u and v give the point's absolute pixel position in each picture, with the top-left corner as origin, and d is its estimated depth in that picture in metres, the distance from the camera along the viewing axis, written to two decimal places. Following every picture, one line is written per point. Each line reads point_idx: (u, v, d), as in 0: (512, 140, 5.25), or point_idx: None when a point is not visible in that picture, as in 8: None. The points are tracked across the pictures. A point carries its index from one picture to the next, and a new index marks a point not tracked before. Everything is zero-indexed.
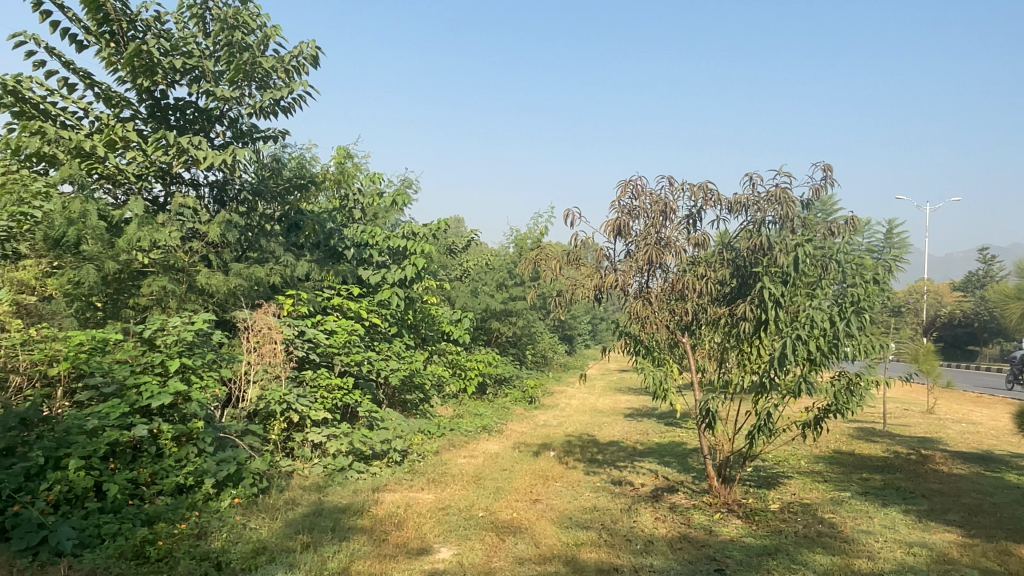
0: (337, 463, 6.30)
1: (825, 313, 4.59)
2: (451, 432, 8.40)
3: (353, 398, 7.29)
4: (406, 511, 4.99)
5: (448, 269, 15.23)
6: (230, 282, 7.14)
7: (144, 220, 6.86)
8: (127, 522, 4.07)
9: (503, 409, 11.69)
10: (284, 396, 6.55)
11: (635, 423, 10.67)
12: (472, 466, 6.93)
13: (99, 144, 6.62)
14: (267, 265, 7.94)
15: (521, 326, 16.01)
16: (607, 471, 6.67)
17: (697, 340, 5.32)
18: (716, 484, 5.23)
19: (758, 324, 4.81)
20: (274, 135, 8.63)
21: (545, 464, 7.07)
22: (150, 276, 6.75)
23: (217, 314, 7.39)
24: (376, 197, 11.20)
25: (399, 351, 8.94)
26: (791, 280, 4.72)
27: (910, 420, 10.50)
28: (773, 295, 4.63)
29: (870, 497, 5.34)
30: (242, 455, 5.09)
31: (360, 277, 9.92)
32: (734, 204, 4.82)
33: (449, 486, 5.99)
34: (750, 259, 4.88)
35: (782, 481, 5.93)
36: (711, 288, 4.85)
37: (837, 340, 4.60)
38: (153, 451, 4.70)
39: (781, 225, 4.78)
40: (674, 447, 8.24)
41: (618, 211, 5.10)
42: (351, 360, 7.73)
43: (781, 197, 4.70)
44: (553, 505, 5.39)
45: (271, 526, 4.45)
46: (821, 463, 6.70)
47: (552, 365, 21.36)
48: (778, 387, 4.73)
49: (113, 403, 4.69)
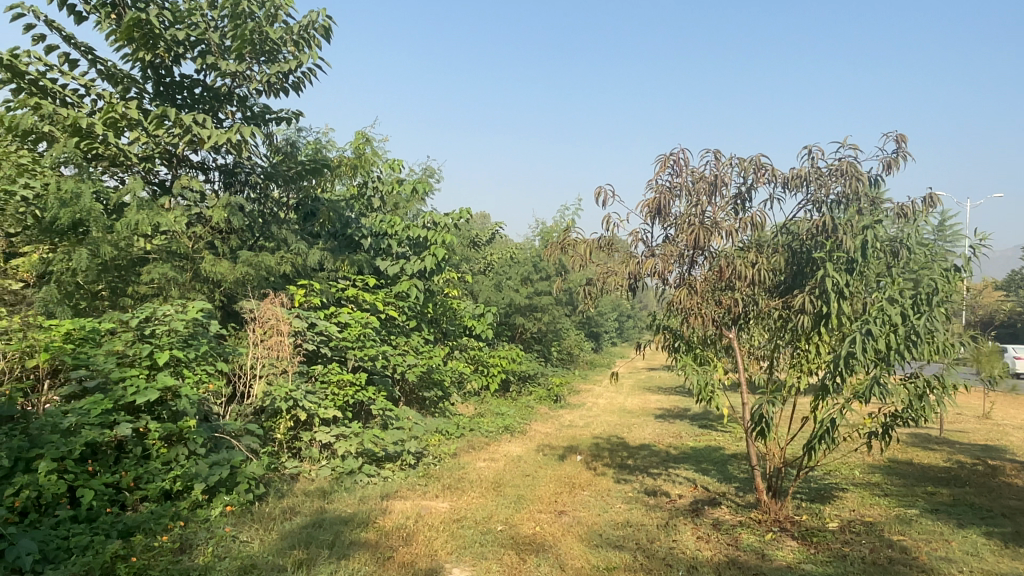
0: (347, 466, 5.82)
1: (899, 306, 3.96)
2: (472, 433, 7.88)
3: (366, 395, 6.81)
4: (416, 524, 4.47)
5: (472, 263, 14.76)
6: (236, 270, 6.76)
7: (144, 203, 6.44)
8: (101, 534, 3.62)
9: (527, 408, 11.16)
10: (291, 393, 6.06)
11: (666, 425, 10.06)
12: (493, 471, 6.40)
13: (97, 122, 6.21)
14: (278, 254, 7.51)
15: (546, 322, 15.47)
16: (640, 479, 6.10)
17: (745, 336, 4.73)
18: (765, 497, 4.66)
19: (818, 318, 4.20)
20: (288, 117, 8.14)
21: (571, 470, 6.51)
22: (151, 264, 6.36)
23: (224, 304, 7.04)
24: (397, 185, 10.75)
25: (418, 345, 8.45)
26: (858, 268, 4.10)
27: (967, 425, 9.73)
28: (837, 285, 4.02)
29: (942, 516, 4.70)
30: (237, 457, 4.63)
31: (378, 268, 9.46)
32: (792, 179, 4.22)
33: (466, 494, 5.46)
34: (809, 243, 4.27)
35: (837, 495, 5.30)
36: (765, 275, 4.23)
37: (913, 337, 3.97)
38: (138, 453, 4.25)
39: (846, 204, 4.17)
40: (711, 452, 7.63)
41: (657, 190, 4.50)
42: (365, 354, 7.26)
43: (848, 170, 4.08)
44: (581, 518, 4.85)
45: (264, 540, 3.97)
46: (877, 474, 6.05)
47: (577, 363, 20.79)
48: (842, 390, 4.12)
49: (94, 399, 4.24)
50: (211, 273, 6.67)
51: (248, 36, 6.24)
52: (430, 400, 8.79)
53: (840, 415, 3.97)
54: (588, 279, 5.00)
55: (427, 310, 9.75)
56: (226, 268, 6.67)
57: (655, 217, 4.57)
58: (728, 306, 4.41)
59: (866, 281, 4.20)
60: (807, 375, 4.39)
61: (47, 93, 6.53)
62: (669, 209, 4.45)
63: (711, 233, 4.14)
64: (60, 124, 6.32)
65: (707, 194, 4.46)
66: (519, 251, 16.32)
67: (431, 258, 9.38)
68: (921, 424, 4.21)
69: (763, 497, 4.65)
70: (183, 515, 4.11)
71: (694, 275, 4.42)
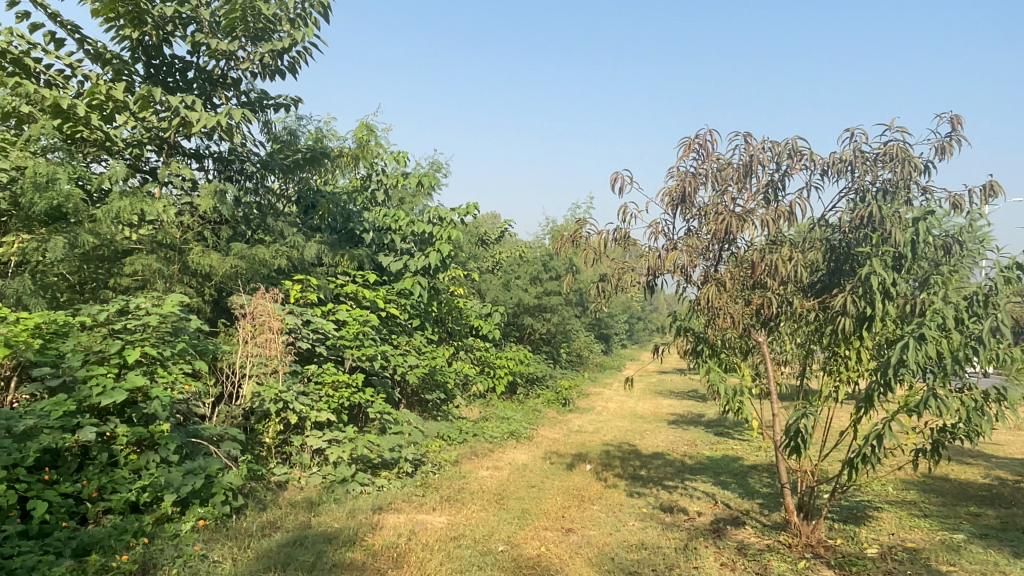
0: (338, 474, 5.41)
1: (953, 309, 3.51)
2: (476, 439, 7.46)
3: (362, 397, 6.41)
4: (408, 542, 4.05)
5: (479, 261, 14.35)
6: (226, 262, 6.38)
7: (128, 192, 6.16)
8: (50, 553, 3.22)
9: (534, 412, 10.74)
10: (280, 394, 5.67)
11: (680, 432, 9.60)
12: (496, 481, 5.98)
13: (79, 103, 5.85)
14: (273, 246, 7.13)
15: (555, 323, 15.05)
16: (654, 493, 5.66)
17: (774, 340, 4.28)
18: (795, 516, 4.22)
19: (861, 321, 3.75)
20: (288, 104, 7.79)
21: (580, 481, 6.08)
22: (135, 255, 5.99)
23: (215, 298, 6.65)
24: (402, 178, 10.36)
25: (420, 345, 8.04)
26: (906, 265, 3.65)
27: (1001, 437, 9.20)
28: (883, 285, 3.57)
29: (993, 543, 4.23)
30: (214, 466, 4.22)
31: (381, 263, 9.07)
32: (833, 165, 3.76)
33: (466, 507, 5.04)
34: (851, 237, 3.82)
35: (872, 515, 4.83)
36: (801, 273, 3.80)
37: (969, 344, 3.51)
38: (103, 460, 3.87)
39: (894, 192, 3.71)
40: (730, 463, 7.17)
41: (680, 179, 4.06)
42: (363, 354, 6.86)
43: (897, 154, 3.61)
44: (591, 537, 4.42)
45: (236, 560, 3.56)
46: (913, 491, 5.57)
47: (587, 365, 20.35)
48: (886, 403, 3.66)
49: (56, 399, 3.86)
50: (200, 266, 6.29)
51: (239, 12, 5.89)
52: (433, 403, 8.37)
53: (886, 431, 3.50)
54: (601, 276, 4.59)
55: (431, 308, 9.33)
56: (216, 261, 6.29)
57: (677, 206, 4.12)
58: (758, 306, 3.97)
59: (915, 281, 3.75)
60: (845, 385, 3.94)
61: (29, 74, 6.18)
62: (694, 197, 4.01)
63: (741, 225, 3.69)
64: (41, 105, 5.97)
65: (736, 181, 4.01)
66: (529, 250, 15.93)
67: (435, 254, 8.98)
68: (975, 442, 3.74)
69: (790, 512, 4.24)
70: (150, 530, 3.72)
71: (720, 271, 3.98)
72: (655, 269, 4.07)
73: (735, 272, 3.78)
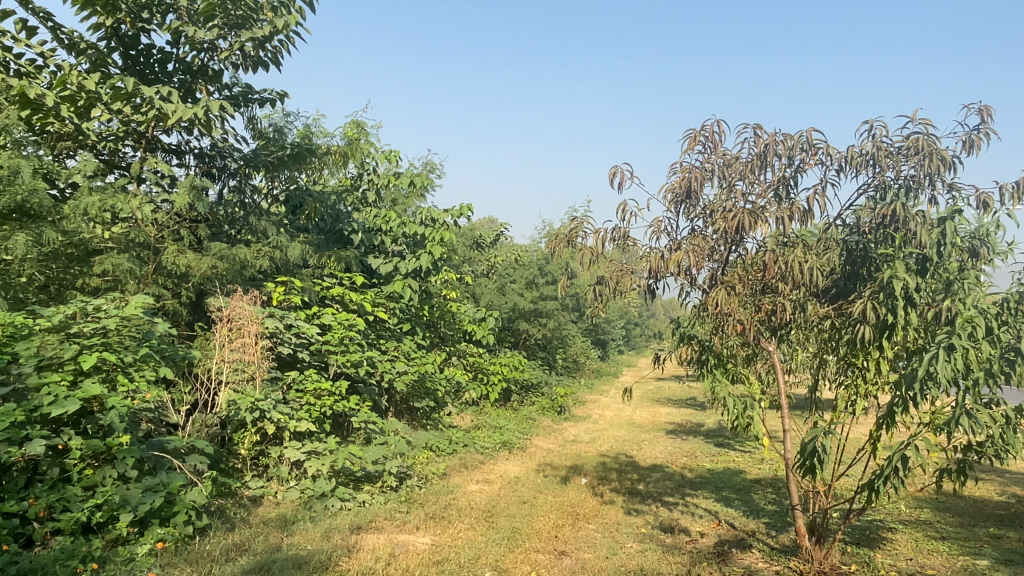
0: (317, 489, 5.08)
1: (983, 317, 3.20)
2: (467, 450, 7.12)
3: (346, 406, 6.08)
4: (386, 567, 3.73)
5: (474, 265, 14.03)
6: (203, 262, 6.06)
7: (98, 187, 5.84)
8: None
9: (529, 420, 10.41)
10: (257, 403, 5.34)
11: (679, 442, 9.28)
12: (486, 495, 5.66)
13: (48, 93, 5.53)
14: (255, 246, 6.81)
15: (551, 328, 14.72)
16: (653, 510, 5.34)
17: (784, 349, 3.98)
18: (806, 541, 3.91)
19: (880, 329, 3.44)
20: (274, 99, 7.48)
21: (574, 497, 5.76)
22: (107, 254, 5.68)
23: (192, 300, 6.32)
24: (393, 178, 10.06)
25: (410, 351, 7.72)
26: (931, 268, 3.35)
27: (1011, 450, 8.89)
28: (905, 290, 3.27)
29: (1020, 571, 3.91)
30: (177, 481, 3.87)
31: (370, 266, 8.75)
32: (852, 159, 3.45)
33: (452, 525, 4.71)
34: (870, 237, 3.52)
35: (886, 537, 4.52)
36: (817, 276, 3.50)
37: (1000, 356, 3.20)
38: (53, 476, 3.53)
39: (919, 188, 3.40)
40: (732, 477, 6.85)
41: (684, 174, 3.75)
42: (348, 360, 6.54)
43: (923, 146, 3.30)
44: (586, 562, 4.09)
45: None
46: (927, 510, 5.26)
47: (584, 372, 20.03)
48: (908, 419, 3.35)
49: (3, 409, 3.49)
50: (176, 266, 5.97)
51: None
52: (423, 410, 8.03)
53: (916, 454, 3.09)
54: (598, 277, 4.29)
55: (422, 313, 9.00)
56: (193, 261, 5.98)
57: (680, 203, 3.83)
58: (768, 313, 3.67)
59: (939, 287, 3.43)
60: (863, 399, 3.63)
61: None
62: (698, 194, 3.71)
63: (753, 224, 3.39)
64: (7, 95, 5.65)
65: (745, 176, 3.71)
66: (525, 253, 15.62)
67: (427, 256, 8.66)
68: (1004, 463, 3.43)
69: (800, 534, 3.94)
70: (101, 555, 3.39)
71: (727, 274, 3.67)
72: (657, 271, 3.77)
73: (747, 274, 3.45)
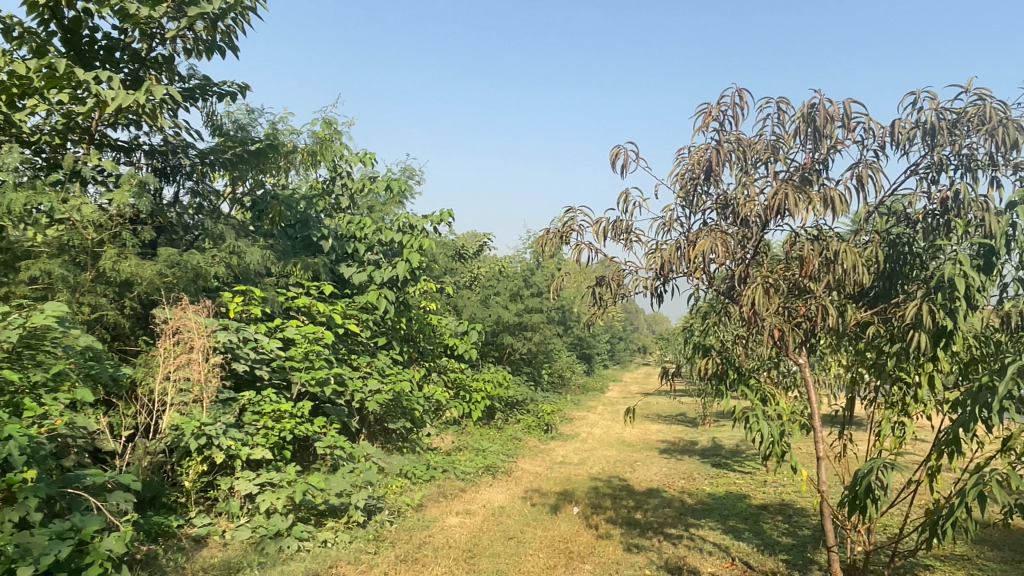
0: (271, 527, 4.40)
1: None
2: (446, 477, 6.46)
3: (309, 430, 5.43)
4: None
5: (455, 276, 13.42)
6: (148, 268, 5.39)
7: (26, 183, 5.17)
8: None
9: (513, 440, 9.77)
10: (204, 428, 4.67)
11: (674, 463, 8.67)
12: (466, 531, 5.01)
13: None
14: (210, 252, 6.15)
15: (537, 342, 14.11)
16: (655, 546, 4.72)
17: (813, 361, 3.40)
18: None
19: (937, 337, 2.87)
20: (235, 92, 6.86)
21: (566, 530, 5.12)
22: (36, 258, 5.00)
23: (136, 312, 5.65)
24: (369, 183, 9.45)
25: (384, 367, 7.07)
26: (997, 263, 2.79)
27: None
28: (969, 288, 2.71)
29: None
30: (92, 525, 3.18)
31: (342, 275, 8.11)
32: (904, 133, 2.87)
33: (428, 570, 4.07)
34: (922, 229, 2.97)
35: None
36: (862, 273, 2.92)
37: None
38: None
39: (986, 165, 2.83)
40: (738, 503, 6.25)
41: (701, 153, 3.14)
42: (313, 377, 5.89)
43: (991, 116, 2.73)
44: None
45: None
46: (962, 542, 4.69)
47: (569, 387, 19.45)
48: (978, 447, 2.75)
49: None
50: (117, 273, 5.30)
51: None
52: (399, 432, 7.36)
53: (995, 485, 2.46)
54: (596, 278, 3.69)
55: (399, 326, 8.35)
56: (136, 267, 5.32)
57: (697, 187, 3.25)
58: (802, 317, 3.10)
59: (1007, 287, 2.86)
60: (911, 420, 3.07)
61: None
62: (719, 177, 3.11)
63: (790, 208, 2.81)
64: None
65: (773, 154, 3.14)
66: (509, 265, 15.03)
67: (403, 265, 8.04)
68: None
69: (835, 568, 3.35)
70: None
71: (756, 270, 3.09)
72: (671, 268, 3.17)
73: (782, 270, 2.88)
